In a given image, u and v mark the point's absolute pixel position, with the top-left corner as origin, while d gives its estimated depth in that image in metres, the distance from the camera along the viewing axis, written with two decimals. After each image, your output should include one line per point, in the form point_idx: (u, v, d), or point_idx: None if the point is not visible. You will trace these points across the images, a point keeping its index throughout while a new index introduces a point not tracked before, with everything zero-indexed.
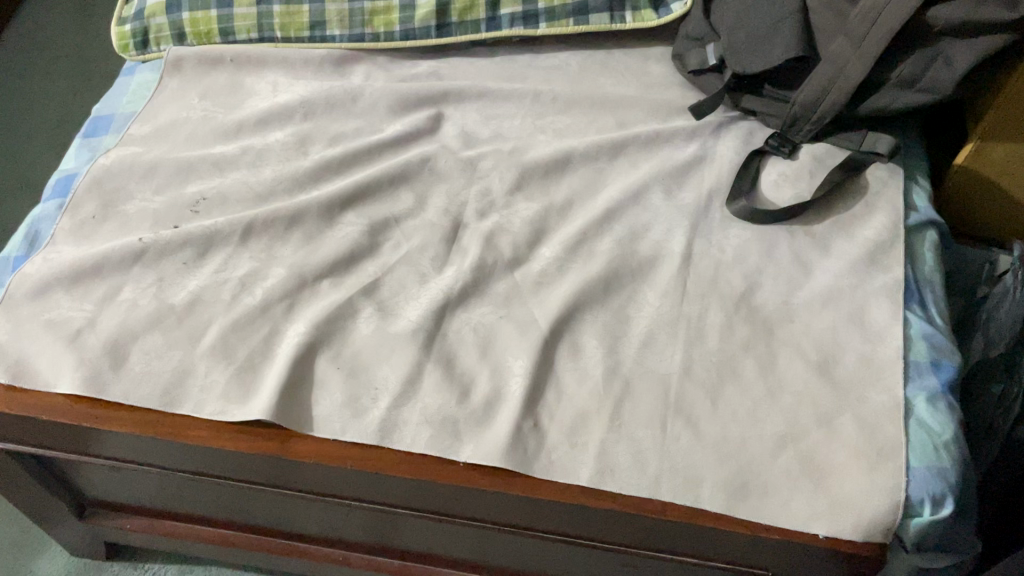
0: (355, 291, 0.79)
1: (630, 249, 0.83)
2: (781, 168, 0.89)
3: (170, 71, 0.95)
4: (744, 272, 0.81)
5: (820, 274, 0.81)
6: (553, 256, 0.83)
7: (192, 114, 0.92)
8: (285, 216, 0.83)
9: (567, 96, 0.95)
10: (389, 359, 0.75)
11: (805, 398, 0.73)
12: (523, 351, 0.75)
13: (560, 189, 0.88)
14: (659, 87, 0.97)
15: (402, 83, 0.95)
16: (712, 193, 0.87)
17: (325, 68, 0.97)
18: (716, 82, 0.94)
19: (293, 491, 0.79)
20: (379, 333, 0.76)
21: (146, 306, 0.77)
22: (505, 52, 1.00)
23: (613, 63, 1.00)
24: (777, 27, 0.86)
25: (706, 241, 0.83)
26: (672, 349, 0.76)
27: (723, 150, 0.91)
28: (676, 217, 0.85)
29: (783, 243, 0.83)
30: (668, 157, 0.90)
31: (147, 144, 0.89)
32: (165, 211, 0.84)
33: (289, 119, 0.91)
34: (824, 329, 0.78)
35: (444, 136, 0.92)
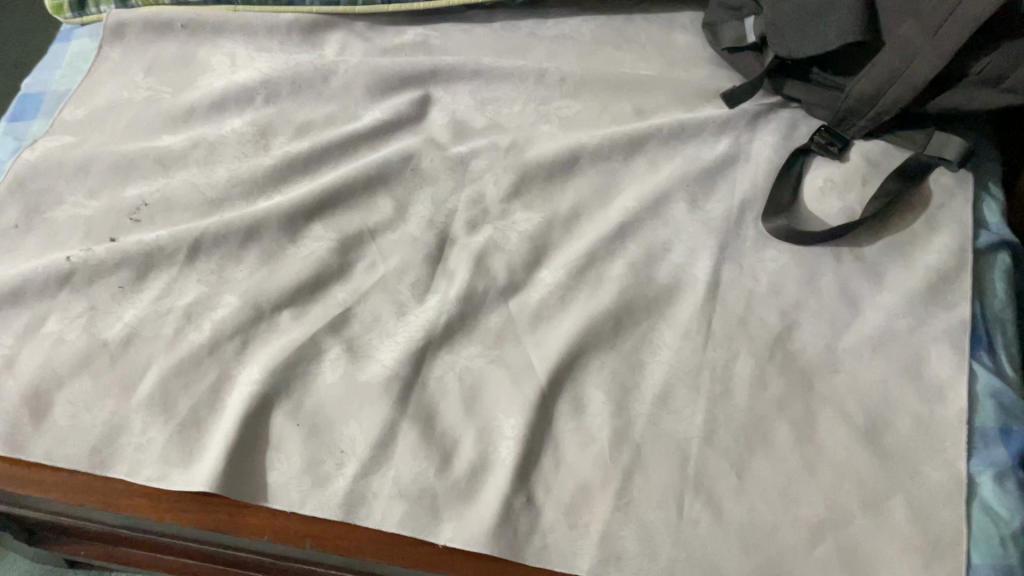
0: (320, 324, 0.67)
1: (646, 276, 0.70)
2: (828, 172, 0.75)
3: (111, 39, 0.81)
4: (781, 307, 0.69)
5: (871, 311, 0.68)
6: (555, 282, 0.70)
7: (134, 94, 0.78)
8: (239, 230, 0.70)
9: (576, 77, 0.80)
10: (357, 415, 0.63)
11: (848, 473, 0.62)
12: (516, 407, 0.64)
13: (565, 195, 0.75)
14: (685, 64, 0.82)
15: (383, 57, 0.81)
16: (745, 205, 0.74)
17: (294, 37, 0.82)
18: (755, 63, 0.79)
19: (253, 559, 0.69)
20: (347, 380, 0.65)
21: (75, 343, 0.66)
22: (506, 17, 0.85)
23: (632, 32, 0.84)
24: (834, 3, 0.71)
25: (737, 267, 0.70)
26: (692, 407, 0.64)
27: (759, 147, 0.77)
28: (702, 235, 0.72)
29: (827, 271, 0.70)
30: (694, 157, 0.76)
31: (81, 133, 0.76)
32: (99, 219, 0.71)
33: (249, 102, 0.78)
34: (874, 383, 0.65)
35: (430, 125, 0.78)
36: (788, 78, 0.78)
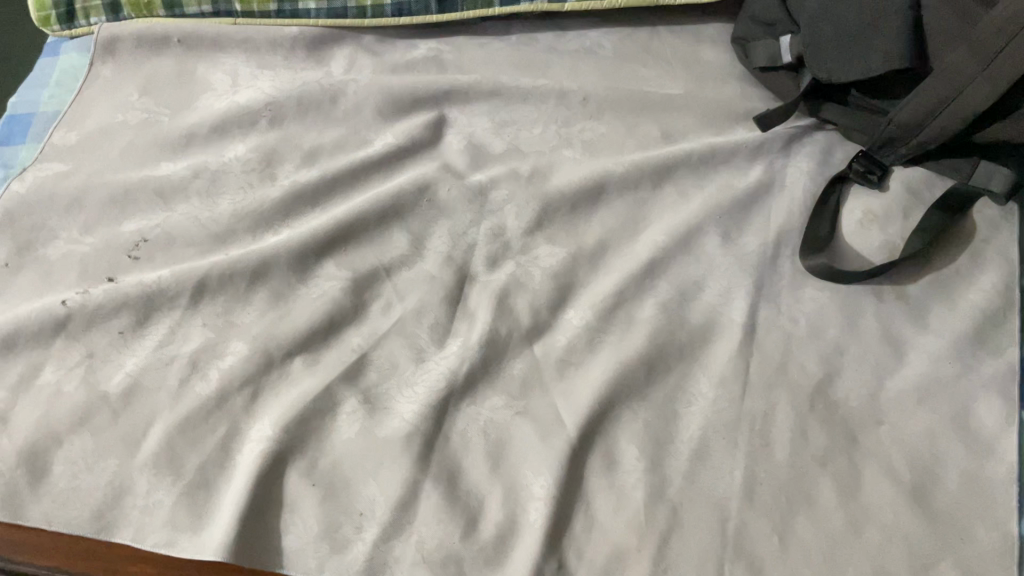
0: (334, 373, 0.63)
1: (678, 318, 0.66)
2: (867, 203, 0.72)
3: (102, 55, 0.76)
4: (821, 352, 0.65)
5: (916, 356, 0.65)
6: (582, 324, 0.66)
7: (129, 117, 0.73)
8: (246, 270, 0.66)
9: (600, 97, 0.76)
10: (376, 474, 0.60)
11: (896, 535, 0.58)
12: (544, 464, 0.60)
13: (590, 228, 0.71)
14: (714, 81, 0.78)
15: (394, 75, 0.76)
16: (781, 238, 0.70)
17: (299, 52, 0.77)
18: (789, 84, 0.75)
19: None
20: (365, 436, 0.61)
21: (72, 396, 0.62)
22: (523, 29, 0.80)
23: (657, 46, 0.80)
24: (880, 27, 0.66)
25: (774, 308, 0.67)
26: (731, 463, 0.61)
27: (794, 175, 0.73)
28: (736, 272, 0.68)
29: (868, 311, 0.67)
30: (726, 185, 0.72)
31: (73, 160, 0.71)
32: (95, 258, 0.67)
33: (253, 125, 0.73)
34: (920, 436, 0.62)
35: (446, 149, 0.74)
36: (825, 101, 0.74)
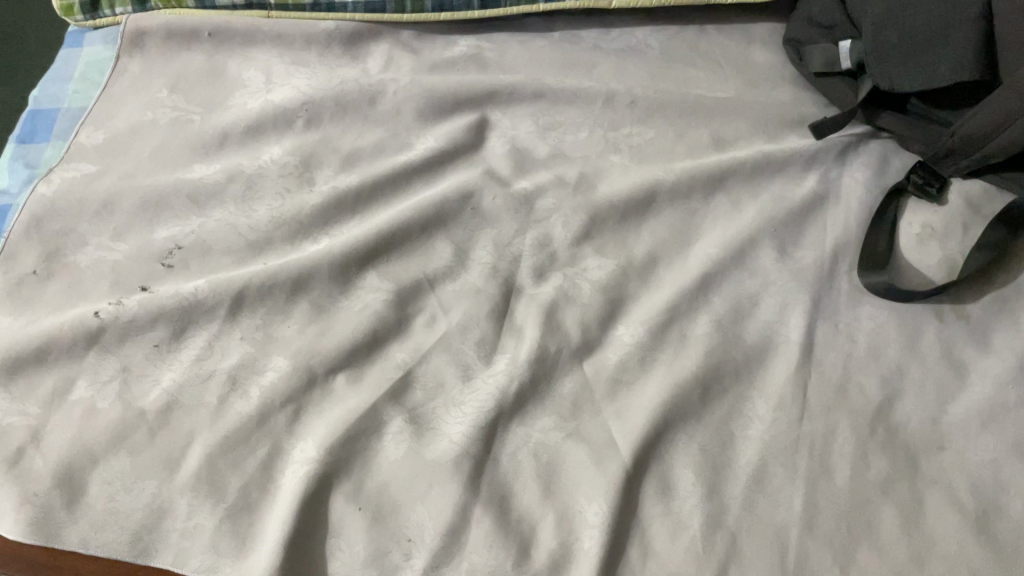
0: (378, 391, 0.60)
1: (733, 336, 0.64)
2: (925, 216, 0.69)
3: (129, 49, 0.73)
4: (882, 374, 0.63)
5: (978, 379, 0.63)
6: (634, 342, 0.64)
7: (159, 115, 0.70)
8: (286, 281, 0.63)
9: (649, 100, 0.73)
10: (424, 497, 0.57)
11: (961, 568, 0.57)
12: (598, 490, 0.58)
13: (641, 239, 0.68)
14: (765, 85, 0.75)
15: (434, 74, 0.73)
16: (838, 253, 0.67)
17: (334, 48, 0.74)
18: (846, 89, 0.72)
19: None
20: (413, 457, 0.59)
21: (107, 413, 0.59)
22: (567, 26, 0.77)
23: (706, 46, 0.77)
24: (948, 39, 0.63)
25: (832, 327, 0.65)
26: (790, 490, 0.59)
27: (851, 185, 0.70)
28: (792, 288, 0.66)
29: (928, 331, 0.65)
30: (780, 196, 0.70)
31: (101, 162, 0.68)
32: (128, 266, 0.64)
33: (289, 126, 0.70)
34: (984, 463, 0.60)
35: (489, 154, 0.71)
36: (883, 108, 0.71)
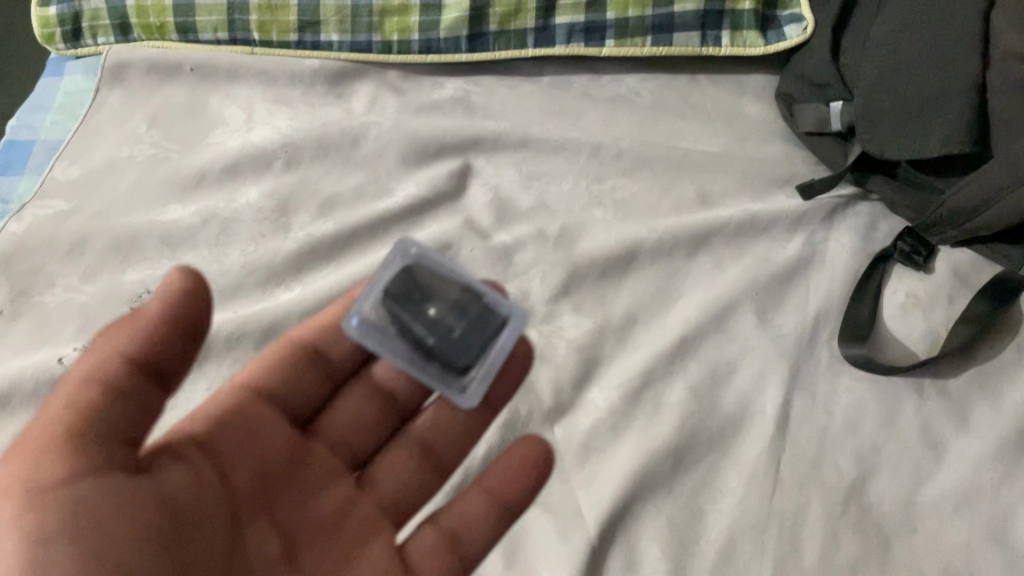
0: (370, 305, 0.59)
1: (708, 404, 0.63)
2: (910, 285, 0.68)
3: (109, 81, 0.71)
4: (857, 450, 0.62)
5: (954, 459, 0.62)
6: (607, 406, 0.63)
7: (137, 151, 0.69)
8: (255, 331, 0.62)
9: (635, 153, 0.71)
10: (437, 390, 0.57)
11: None
12: (561, 563, 0.57)
13: (620, 297, 0.67)
14: (755, 139, 0.74)
15: (418, 117, 0.72)
16: (819, 321, 0.66)
17: (318, 86, 0.73)
18: (836, 152, 0.70)
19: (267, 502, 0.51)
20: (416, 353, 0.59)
21: None
22: (556, 70, 0.76)
23: (697, 96, 0.75)
24: (938, 108, 0.62)
25: (809, 399, 0.63)
26: (757, 569, 0.58)
27: (837, 249, 0.69)
28: (771, 357, 0.65)
29: (907, 407, 0.63)
30: (764, 258, 0.68)
31: (75, 198, 0.67)
32: (96, 308, 0.62)
33: (267, 167, 0.69)
34: (956, 548, 0.59)
35: (470, 203, 0.70)
36: (873, 172, 0.70)
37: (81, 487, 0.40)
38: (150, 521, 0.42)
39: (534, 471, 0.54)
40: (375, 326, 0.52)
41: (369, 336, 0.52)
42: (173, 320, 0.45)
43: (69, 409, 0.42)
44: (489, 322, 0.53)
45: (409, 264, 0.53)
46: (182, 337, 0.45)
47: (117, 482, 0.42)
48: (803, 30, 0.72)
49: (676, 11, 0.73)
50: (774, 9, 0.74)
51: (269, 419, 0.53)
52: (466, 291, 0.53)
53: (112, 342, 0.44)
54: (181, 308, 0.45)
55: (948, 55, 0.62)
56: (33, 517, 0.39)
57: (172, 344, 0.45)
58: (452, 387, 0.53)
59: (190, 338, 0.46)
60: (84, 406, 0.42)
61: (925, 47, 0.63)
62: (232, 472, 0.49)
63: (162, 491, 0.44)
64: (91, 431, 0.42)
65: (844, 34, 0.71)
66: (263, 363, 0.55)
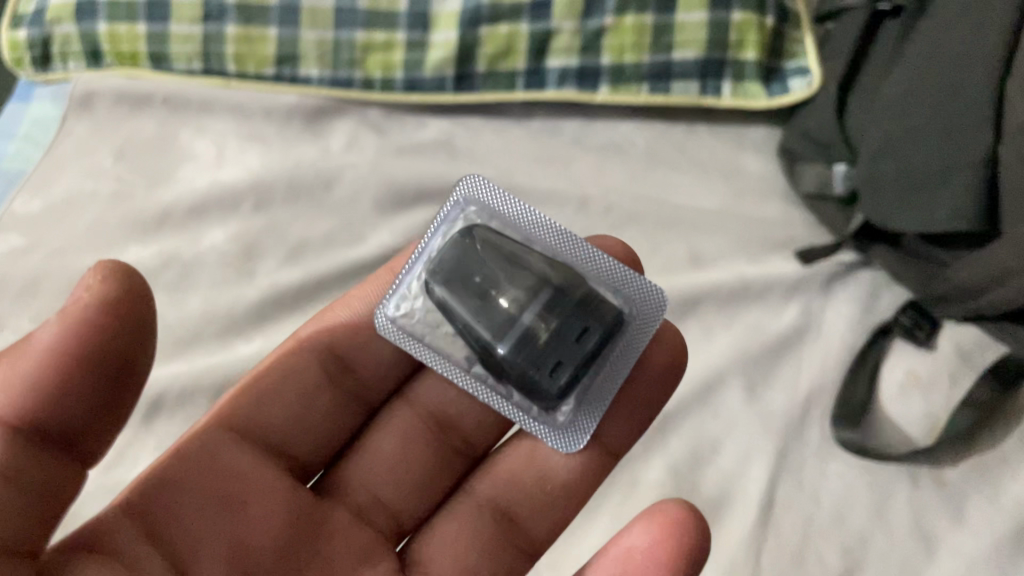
0: (405, 366, 0.55)
1: (687, 485, 0.59)
2: (910, 363, 0.64)
3: (77, 109, 0.69)
4: (843, 542, 0.58)
5: (949, 558, 0.57)
6: None
7: (100, 186, 0.66)
8: (209, 387, 0.59)
9: (624, 209, 0.68)
10: (516, 461, 0.51)
11: None
12: None
13: None
14: (753, 197, 0.70)
15: (398, 160, 0.69)
16: (811, 398, 0.62)
17: (295, 122, 0.70)
18: (838, 217, 0.67)
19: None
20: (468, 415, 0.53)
21: None
22: (547, 114, 0.73)
23: (694, 148, 0.71)
24: (947, 178, 0.58)
25: (796, 483, 0.59)
26: None
27: (833, 320, 0.65)
28: (757, 435, 0.61)
29: (900, 496, 0.59)
30: (756, 327, 0.64)
31: (33, 234, 0.64)
32: None
33: (235, 209, 0.66)
34: None
35: None
36: (877, 241, 0.66)
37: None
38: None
39: (679, 572, 0.42)
40: (437, 335, 0.51)
41: (438, 360, 0.51)
42: (80, 356, 0.39)
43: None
44: (587, 319, 0.46)
45: (468, 245, 0.47)
46: (99, 374, 0.40)
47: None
48: (809, 85, 0.69)
49: (675, 59, 0.69)
50: (779, 59, 0.70)
51: (247, 467, 0.47)
52: (540, 261, 0.47)
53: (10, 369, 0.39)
54: (93, 340, 0.39)
55: (955, 124, 0.58)
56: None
57: (86, 378, 0.40)
58: (549, 416, 0.50)
59: (120, 365, 0.41)
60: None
61: (932, 113, 0.59)
62: (200, 542, 0.44)
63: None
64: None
65: (852, 94, 0.66)
66: (262, 406, 0.50)
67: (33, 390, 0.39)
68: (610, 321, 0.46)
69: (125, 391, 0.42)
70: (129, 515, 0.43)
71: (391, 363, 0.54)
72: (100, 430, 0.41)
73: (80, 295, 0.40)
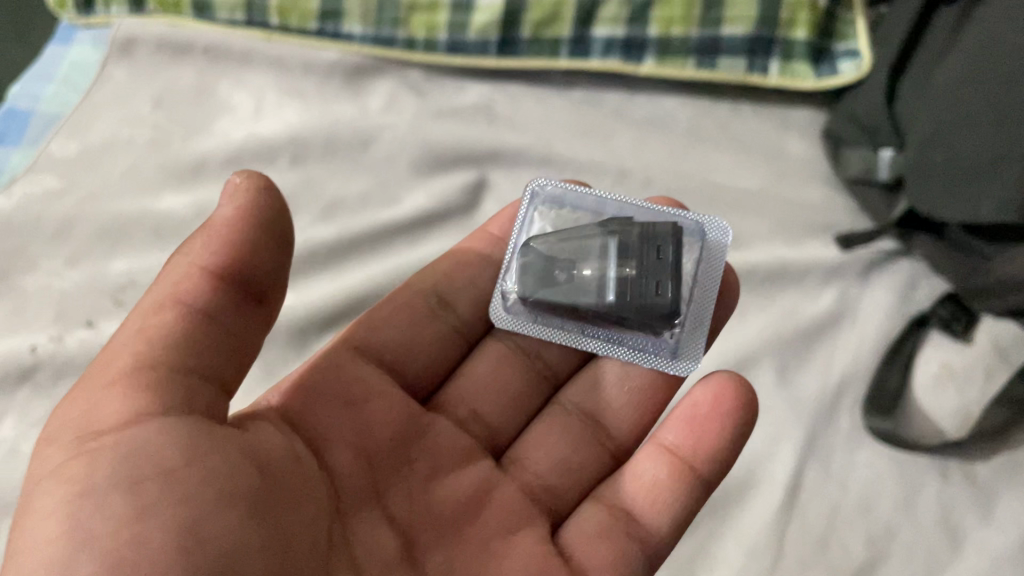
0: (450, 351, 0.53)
1: None
2: (944, 358, 0.62)
3: (117, 53, 0.69)
4: (869, 532, 0.56)
5: (975, 552, 0.56)
6: None
7: (138, 132, 0.67)
8: None
9: (663, 184, 0.67)
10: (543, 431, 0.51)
11: None
12: None
13: None
14: (795, 180, 0.69)
15: (436, 122, 0.69)
16: (843, 385, 0.61)
17: (336, 80, 0.70)
18: (881, 203, 0.65)
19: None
20: (477, 429, 0.50)
21: (28, 460, 0.55)
22: (589, 86, 0.72)
23: (737, 128, 0.71)
24: (997, 167, 0.56)
25: (823, 469, 0.58)
26: None
27: (870, 308, 0.64)
28: (787, 421, 0.60)
29: (928, 489, 0.58)
30: (792, 310, 0.64)
31: (69, 176, 0.64)
32: (78, 297, 0.60)
33: (271, 162, 0.66)
34: None
35: (482, 219, 0.66)
36: (919, 230, 0.64)
37: (135, 430, 0.35)
38: (246, 476, 0.36)
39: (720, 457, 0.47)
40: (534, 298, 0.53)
41: (515, 322, 0.53)
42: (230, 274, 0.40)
43: (134, 366, 0.37)
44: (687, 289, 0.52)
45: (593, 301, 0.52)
46: (273, 247, 0.41)
47: (185, 465, 0.35)
48: (859, 68, 0.67)
49: (724, 34, 0.68)
50: (830, 41, 0.69)
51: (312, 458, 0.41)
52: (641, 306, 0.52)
53: (200, 252, 0.40)
54: (240, 259, 0.40)
55: (1010, 114, 0.56)
56: (80, 465, 0.34)
57: (269, 252, 0.41)
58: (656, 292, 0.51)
59: (250, 284, 0.40)
60: (140, 360, 0.37)
61: (990, 105, 0.57)
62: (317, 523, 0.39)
63: (258, 449, 0.38)
64: (195, 360, 0.38)
65: (903, 80, 0.65)
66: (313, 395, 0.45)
67: (202, 328, 0.39)
68: None
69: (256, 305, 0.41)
70: (251, 432, 0.39)
71: (437, 347, 0.52)
72: (252, 330, 0.41)
73: (225, 206, 0.41)
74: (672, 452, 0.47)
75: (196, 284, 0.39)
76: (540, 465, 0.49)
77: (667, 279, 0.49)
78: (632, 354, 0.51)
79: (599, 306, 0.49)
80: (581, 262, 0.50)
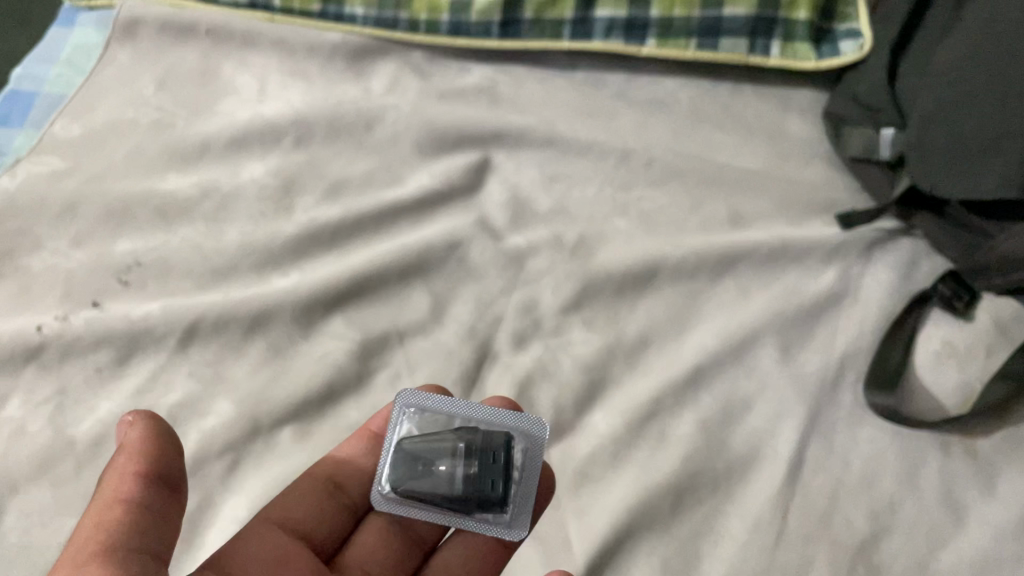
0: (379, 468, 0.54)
1: (719, 442, 0.58)
2: (946, 334, 0.63)
3: (119, 37, 0.70)
4: (871, 507, 0.57)
5: (977, 525, 0.56)
6: (609, 431, 0.58)
7: (142, 114, 0.67)
8: (244, 317, 0.59)
9: (665, 164, 0.67)
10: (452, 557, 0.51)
11: None
12: None
13: (632, 318, 0.63)
14: (796, 160, 0.69)
15: (439, 104, 0.69)
16: (846, 362, 0.61)
17: (338, 62, 0.70)
18: (883, 182, 0.66)
19: None
20: (401, 541, 0.52)
21: (35, 438, 0.55)
22: (591, 68, 0.72)
23: (738, 109, 0.71)
24: (1000, 143, 0.56)
25: (826, 444, 0.59)
26: None
27: (871, 285, 0.64)
28: (790, 397, 0.60)
29: (930, 464, 0.58)
30: (794, 288, 0.64)
31: (73, 158, 0.64)
32: (83, 277, 0.60)
33: (275, 144, 0.66)
34: None
35: (485, 200, 0.67)
36: (920, 209, 0.65)
37: None
38: None
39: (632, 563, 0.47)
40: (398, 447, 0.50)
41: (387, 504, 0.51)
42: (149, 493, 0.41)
43: (98, 550, 0.38)
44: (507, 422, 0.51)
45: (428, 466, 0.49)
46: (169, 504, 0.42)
47: None
48: (860, 47, 0.68)
49: (726, 14, 0.68)
50: (830, 21, 0.70)
51: None
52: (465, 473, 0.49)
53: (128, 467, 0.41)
54: (160, 468, 0.41)
55: (1012, 92, 0.57)
56: None
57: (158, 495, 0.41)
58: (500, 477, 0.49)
59: (166, 479, 0.42)
60: (102, 548, 0.38)
61: (991, 82, 0.58)
62: None
63: None
64: (132, 535, 0.39)
65: (903, 60, 0.66)
66: (246, 550, 0.46)
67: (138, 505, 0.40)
68: (495, 442, 0.49)
69: (173, 498, 0.42)
70: None
71: (366, 476, 0.53)
72: (175, 520, 0.42)
73: (125, 435, 0.42)
74: (585, 564, 0.47)
75: (128, 466, 0.41)
76: (453, 560, 0.51)
77: (501, 477, 0.48)
78: (479, 526, 0.50)
79: (452, 494, 0.48)
80: (437, 459, 0.49)
